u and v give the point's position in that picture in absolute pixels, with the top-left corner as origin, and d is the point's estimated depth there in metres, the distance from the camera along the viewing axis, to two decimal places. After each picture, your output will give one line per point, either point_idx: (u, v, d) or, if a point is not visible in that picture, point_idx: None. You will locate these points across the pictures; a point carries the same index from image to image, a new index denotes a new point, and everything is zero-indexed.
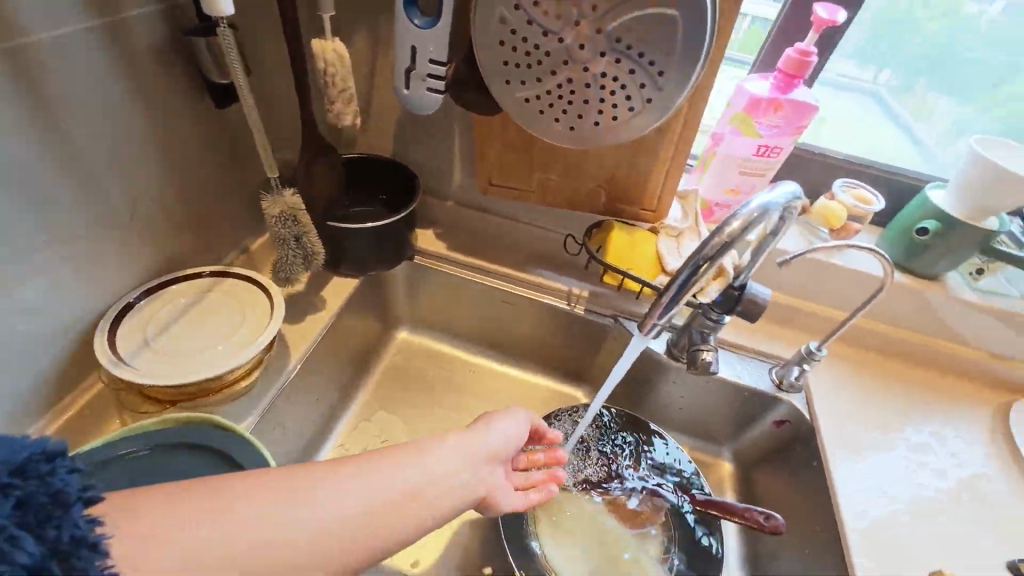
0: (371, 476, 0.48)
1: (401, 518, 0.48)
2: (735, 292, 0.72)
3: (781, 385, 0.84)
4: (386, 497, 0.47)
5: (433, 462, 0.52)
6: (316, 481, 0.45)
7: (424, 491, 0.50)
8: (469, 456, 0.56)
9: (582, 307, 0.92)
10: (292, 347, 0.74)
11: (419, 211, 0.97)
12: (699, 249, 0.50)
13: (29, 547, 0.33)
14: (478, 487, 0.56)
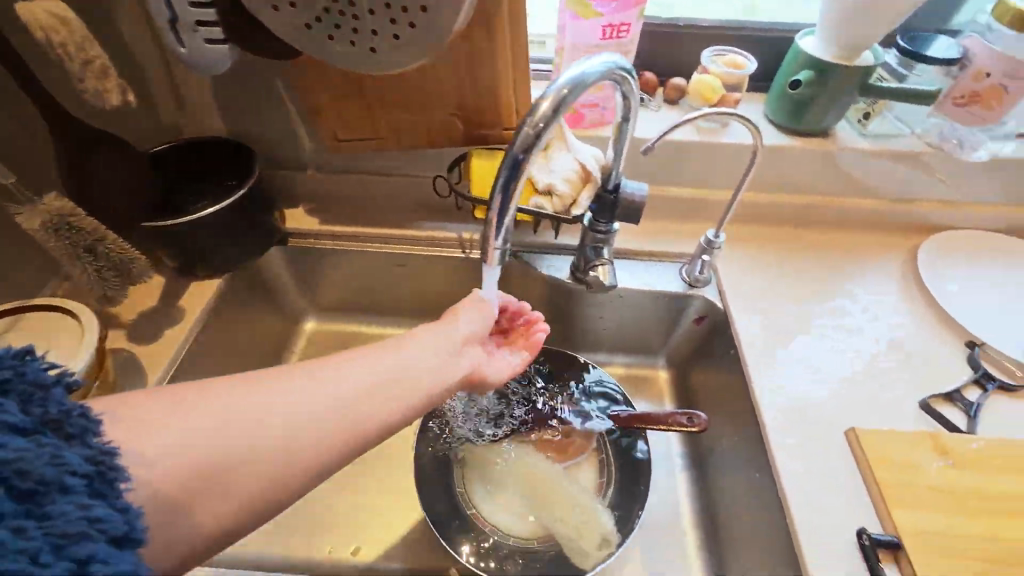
0: (333, 378, 0.47)
1: (372, 409, 0.48)
2: (610, 197, 0.65)
3: (692, 283, 0.81)
4: (356, 393, 0.48)
5: (404, 354, 0.52)
6: (281, 386, 0.46)
7: (393, 377, 0.50)
8: (443, 341, 0.55)
9: (478, 251, 0.86)
10: (148, 369, 0.66)
11: (279, 189, 0.87)
12: (511, 141, 0.42)
13: (19, 419, 0.35)
14: (460, 365, 0.56)
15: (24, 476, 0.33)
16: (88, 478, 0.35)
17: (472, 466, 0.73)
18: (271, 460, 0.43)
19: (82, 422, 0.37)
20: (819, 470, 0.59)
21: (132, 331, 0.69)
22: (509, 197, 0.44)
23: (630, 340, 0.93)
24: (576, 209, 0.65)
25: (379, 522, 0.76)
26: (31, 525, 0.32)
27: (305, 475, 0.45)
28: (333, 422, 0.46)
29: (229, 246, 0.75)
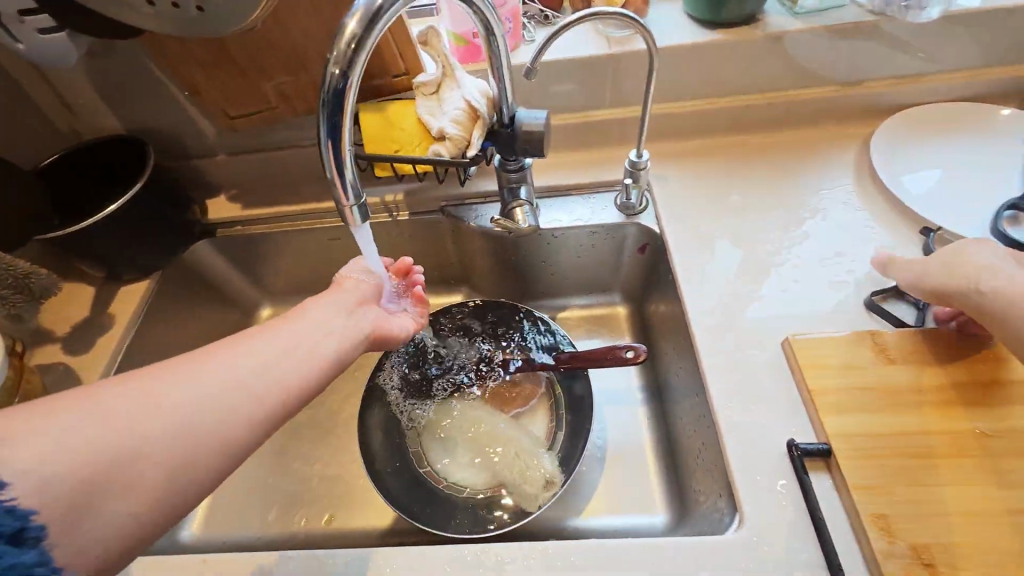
0: (187, 379, 0.40)
1: (278, 379, 0.43)
2: (508, 130, 0.60)
3: (627, 211, 0.76)
4: (255, 366, 0.43)
5: (302, 321, 0.48)
6: (170, 369, 0.40)
7: (270, 365, 0.43)
8: (339, 304, 0.52)
9: (405, 213, 0.83)
10: (85, 378, 0.68)
11: (195, 179, 0.84)
12: (322, 79, 0.39)
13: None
14: (363, 325, 0.53)
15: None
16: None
17: (420, 428, 0.73)
18: (180, 444, 0.38)
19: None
20: (752, 388, 0.56)
21: (67, 344, 0.70)
22: (338, 150, 0.41)
23: (580, 281, 0.89)
24: (470, 151, 0.62)
25: (347, 491, 0.78)
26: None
27: (220, 457, 0.39)
28: (237, 397, 0.41)
29: (144, 247, 0.74)
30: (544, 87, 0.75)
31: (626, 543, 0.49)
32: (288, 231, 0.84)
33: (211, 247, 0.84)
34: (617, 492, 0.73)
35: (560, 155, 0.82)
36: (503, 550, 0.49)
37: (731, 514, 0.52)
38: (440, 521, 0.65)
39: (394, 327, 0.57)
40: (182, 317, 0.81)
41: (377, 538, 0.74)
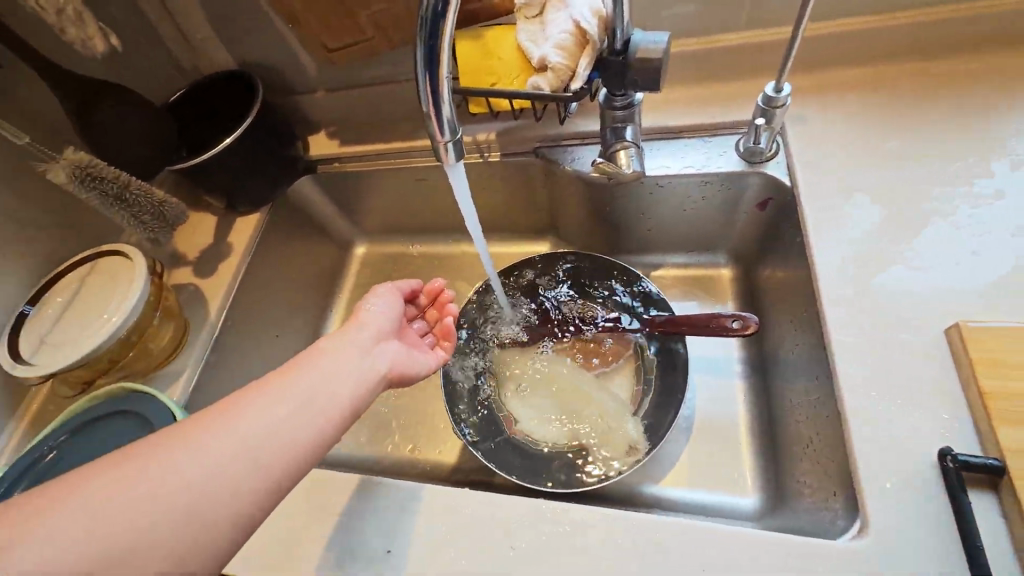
0: (201, 443, 0.38)
1: (287, 442, 0.41)
2: (619, 59, 0.52)
3: (750, 159, 0.65)
4: (264, 429, 0.41)
5: (314, 370, 0.46)
6: (179, 439, 0.38)
7: (290, 417, 0.42)
8: (351, 347, 0.51)
9: (497, 153, 0.79)
10: (210, 299, 0.75)
11: (299, 115, 0.86)
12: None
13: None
14: (378, 367, 0.51)
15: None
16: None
17: (500, 378, 0.71)
18: (189, 525, 0.36)
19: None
20: (896, 379, 0.46)
21: (196, 268, 0.78)
22: (437, 78, 0.37)
23: (681, 237, 0.80)
24: (573, 84, 0.53)
25: (430, 426, 0.81)
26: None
27: (232, 531, 0.37)
28: (245, 465, 0.39)
29: (255, 179, 0.79)
30: (663, 5, 0.64)
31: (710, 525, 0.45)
32: (383, 169, 0.84)
33: (312, 183, 0.88)
34: (705, 467, 0.68)
35: (672, 89, 0.71)
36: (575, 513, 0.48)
37: (848, 520, 0.45)
38: (518, 471, 0.63)
39: (412, 364, 0.55)
40: (289, 249, 0.86)
41: (457, 473, 0.78)
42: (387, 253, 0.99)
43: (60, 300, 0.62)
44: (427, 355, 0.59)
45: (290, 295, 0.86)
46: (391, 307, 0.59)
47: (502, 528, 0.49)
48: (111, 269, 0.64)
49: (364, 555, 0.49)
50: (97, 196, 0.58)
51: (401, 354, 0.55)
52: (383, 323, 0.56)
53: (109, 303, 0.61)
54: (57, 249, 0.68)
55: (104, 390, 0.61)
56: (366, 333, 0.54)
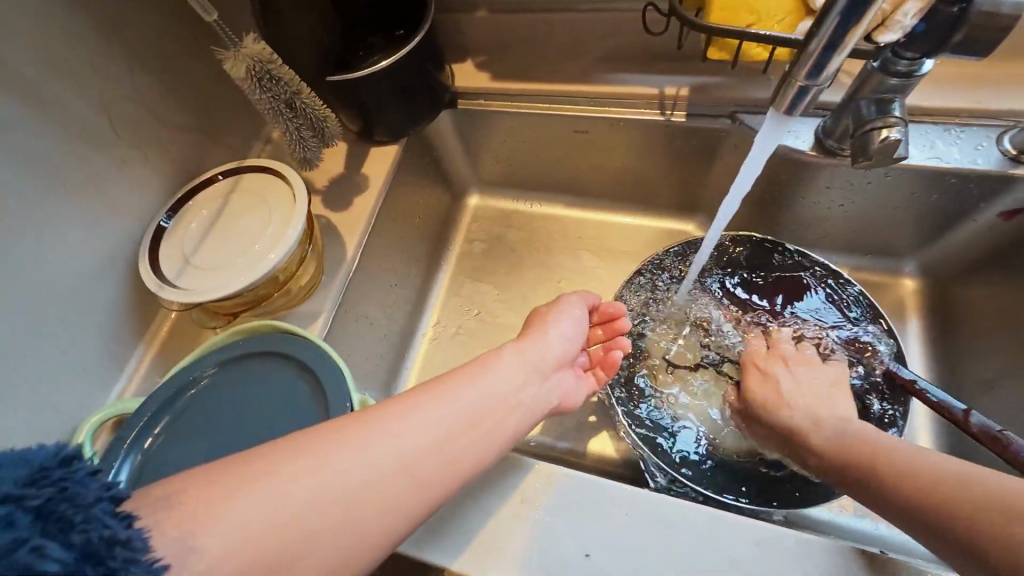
0: (390, 433, 0.35)
1: (470, 447, 0.38)
2: (952, 12, 0.41)
3: (1019, 158, 0.55)
4: (435, 435, 0.37)
5: (493, 381, 0.43)
6: (358, 423, 0.35)
7: (476, 423, 0.39)
8: (528, 365, 0.47)
9: (683, 112, 0.68)
10: (344, 235, 0.68)
11: (452, 38, 0.76)
12: None
13: (58, 560, 0.24)
14: (548, 399, 0.48)
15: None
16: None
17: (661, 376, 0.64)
18: (368, 517, 0.33)
19: (130, 548, 0.26)
20: None
21: (327, 197, 0.70)
22: (857, 18, 0.27)
23: (866, 235, 0.69)
24: (884, 36, 0.42)
25: None
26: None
27: (393, 539, 0.34)
28: (412, 472, 0.35)
29: (402, 107, 0.69)
30: None
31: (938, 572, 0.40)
32: (540, 114, 0.74)
33: (451, 120, 0.79)
34: None
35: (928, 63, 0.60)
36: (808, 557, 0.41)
37: None
38: (708, 484, 0.57)
39: (572, 397, 0.52)
40: (413, 189, 0.78)
41: (576, 458, 0.70)
42: (503, 208, 0.90)
43: (205, 215, 0.55)
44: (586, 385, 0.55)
45: (409, 240, 0.79)
46: (578, 326, 0.55)
47: (724, 553, 0.42)
48: (262, 189, 0.56)
49: (558, 561, 0.44)
50: (269, 100, 0.49)
51: (567, 380, 0.52)
52: (566, 344, 0.52)
53: (263, 229, 0.53)
54: (193, 156, 0.62)
55: (241, 326, 0.55)
56: (546, 351, 0.50)
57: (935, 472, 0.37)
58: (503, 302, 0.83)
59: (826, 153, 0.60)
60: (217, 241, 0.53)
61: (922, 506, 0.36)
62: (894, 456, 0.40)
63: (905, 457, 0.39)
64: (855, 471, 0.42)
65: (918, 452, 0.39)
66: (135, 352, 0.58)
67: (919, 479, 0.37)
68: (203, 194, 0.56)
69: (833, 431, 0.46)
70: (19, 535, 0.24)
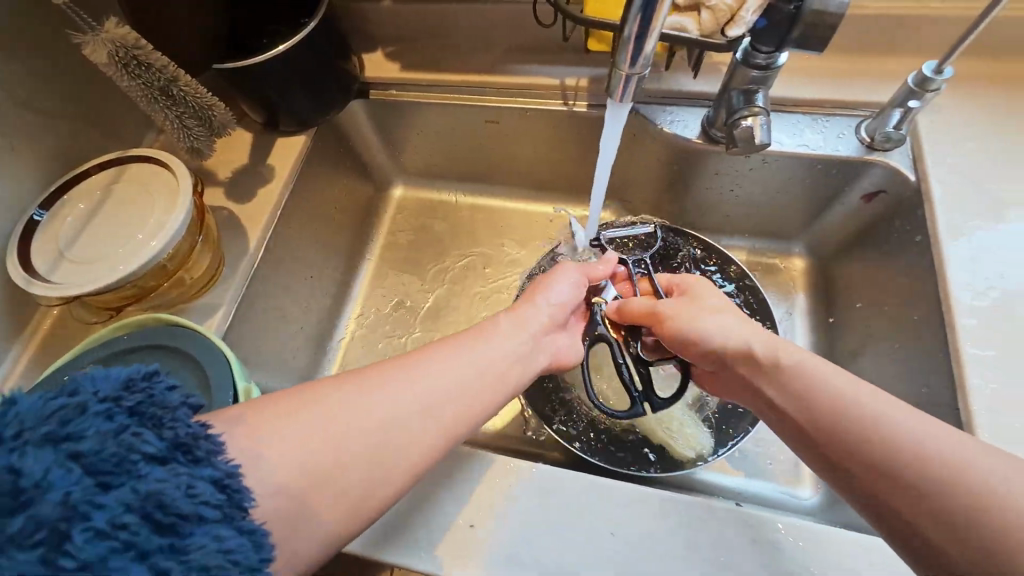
0: (389, 393, 0.38)
1: (464, 408, 0.41)
2: (790, 10, 0.45)
3: (872, 145, 0.60)
4: (431, 394, 0.40)
5: (490, 345, 0.45)
6: (368, 379, 0.39)
7: (475, 389, 0.42)
8: (522, 327, 0.49)
9: (584, 103, 0.71)
10: (248, 227, 0.66)
11: (358, 28, 0.76)
12: None
13: (154, 448, 0.29)
14: (542, 356, 0.49)
15: (165, 509, 0.27)
16: (222, 508, 0.29)
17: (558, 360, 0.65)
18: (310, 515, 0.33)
19: (211, 442, 0.31)
20: None
21: (230, 188, 0.69)
22: (652, 12, 0.30)
23: (757, 221, 0.74)
24: (732, 30, 0.49)
25: None
26: (173, 564, 0.27)
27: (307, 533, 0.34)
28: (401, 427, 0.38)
29: (304, 96, 0.68)
30: None
31: (798, 522, 0.44)
32: (448, 103, 0.75)
33: (362, 110, 0.78)
34: (776, 457, 0.64)
35: (796, 58, 0.65)
36: (672, 511, 0.45)
37: None
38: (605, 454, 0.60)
39: (567, 359, 0.53)
40: (325, 179, 0.77)
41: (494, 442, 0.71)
42: (427, 199, 0.91)
43: (82, 209, 0.53)
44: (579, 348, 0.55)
45: (324, 231, 0.78)
46: (574, 292, 0.55)
47: (598, 515, 0.45)
48: (147, 179, 0.54)
49: (447, 529, 0.46)
50: (139, 87, 0.48)
51: (559, 342, 0.53)
52: (561, 311, 0.53)
53: (146, 219, 0.52)
54: (74, 147, 0.60)
55: (132, 320, 0.53)
56: (543, 315, 0.51)
57: (935, 461, 0.33)
58: (425, 292, 0.83)
59: (709, 142, 0.64)
60: (97, 234, 0.51)
61: (905, 462, 0.33)
62: (871, 422, 0.36)
63: (890, 431, 0.35)
64: (825, 405, 0.38)
65: (903, 413, 0.36)
66: (13, 352, 0.55)
67: (908, 467, 0.33)
68: (82, 186, 0.54)
69: (786, 363, 0.41)
70: (121, 422, 0.29)
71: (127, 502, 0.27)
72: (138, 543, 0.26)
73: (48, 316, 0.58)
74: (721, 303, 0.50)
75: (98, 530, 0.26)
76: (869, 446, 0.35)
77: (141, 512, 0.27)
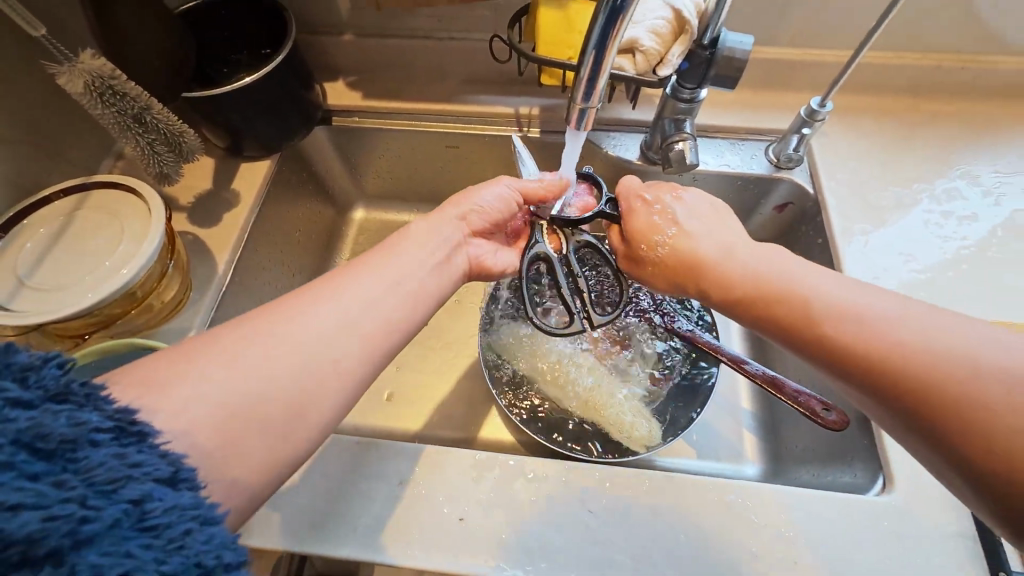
0: (341, 301, 0.42)
1: (404, 309, 0.45)
2: (705, 53, 0.55)
3: (779, 165, 0.71)
4: (376, 293, 0.44)
5: (407, 244, 0.49)
6: (322, 287, 0.43)
7: (406, 284, 0.46)
8: (431, 232, 0.52)
9: (536, 130, 0.78)
10: (216, 252, 0.67)
11: (319, 59, 0.80)
12: None
13: (19, 393, 0.28)
14: (457, 259, 0.54)
15: (43, 438, 0.27)
16: (115, 432, 0.30)
17: (519, 365, 0.71)
18: None
19: (88, 387, 0.30)
20: None
21: (194, 213, 0.69)
22: (603, 56, 0.37)
23: None
24: (663, 69, 0.57)
25: (434, 405, 0.75)
26: (72, 479, 0.27)
27: None
28: (348, 328, 0.41)
29: (267, 123, 0.70)
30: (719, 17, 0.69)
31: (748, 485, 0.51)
32: (409, 130, 0.80)
33: (325, 136, 0.81)
34: (722, 438, 0.72)
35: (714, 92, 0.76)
36: (641, 485, 0.50)
37: (869, 478, 0.54)
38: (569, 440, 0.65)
39: (487, 264, 0.58)
40: (290, 203, 0.79)
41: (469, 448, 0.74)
42: (388, 220, 0.94)
43: (43, 232, 0.52)
44: (505, 257, 0.61)
45: (290, 254, 0.78)
46: (504, 200, 0.59)
47: (576, 497, 0.50)
48: (111, 204, 0.54)
49: (437, 524, 0.49)
50: (113, 116, 0.49)
51: (481, 247, 0.58)
52: (483, 219, 0.58)
53: (114, 247, 0.51)
54: (29, 174, 0.59)
55: (103, 346, 0.52)
56: (457, 228, 0.55)
57: (839, 323, 0.39)
58: None
59: (648, 163, 0.73)
60: (50, 261, 0.50)
61: (814, 330, 0.40)
62: (885, 323, 0.37)
63: (901, 329, 0.37)
64: (756, 299, 0.45)
65: (828, 291, 0.41)
66: None
67: (844, 337, 0.38)
68: (45, 206, 0.53)
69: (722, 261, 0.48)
70: None
71: None
72: (20, 466, 0.26)
73: None
74: (689, 203, 0.53)
75: None
76: (848, 331, 0.38)
77: (16, 439, 0.26)
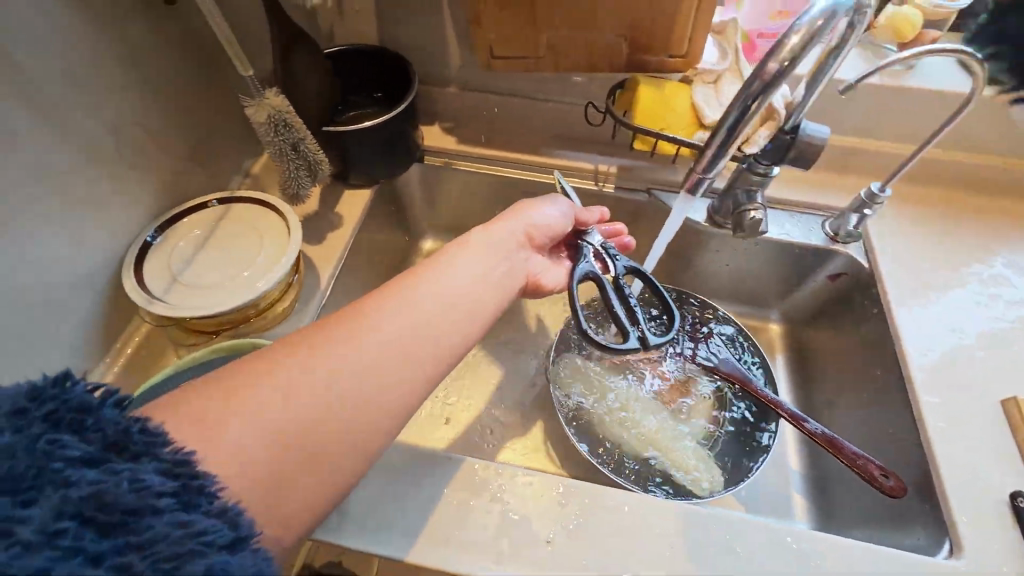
0: (436, 287, 0.49)
1: (483, 297, 0.52)
2: (787, 138, 0.62)
3: (836, 238, 0.78)
4: (463, 281, 0.51)
5: (474, 242, 0.55)
6: (414, 276, 0.50)
7: (484, 277, 0.53)
8: (487, 243, 0.56)
9: (612, 185, 0.85)
10: (319, 267, 0.73)
11: (423, 105, 0.89)
12: (746, 81, 0.47)
13: (82, 451, 0.31)
14: (512, 268, 0.58)
15: (106, 509, 0.30)
16: (176, 495, 0.32)
17: (584, 402, 0.74)
18: None
19: (145, 436, 0.33)
20: (967, 437, 0.60)
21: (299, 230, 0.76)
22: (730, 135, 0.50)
23: (744, 290, 0.89)
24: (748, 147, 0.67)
25: (493, 432, 0.78)
26: (135, 558, 0.29)
27: None
28: (444, 307, 0.48)
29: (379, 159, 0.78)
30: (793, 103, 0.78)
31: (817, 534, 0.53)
32: (494, 173, 0.88)
33: (417, 172, 0.89)
34: (773, 492, 0.74)
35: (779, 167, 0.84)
36: (716, 523, 0.53)
37: (934, 541, 0.56)
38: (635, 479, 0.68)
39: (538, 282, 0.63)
40: (378, 229, 0.85)
41: None
42: None
43: (196, 235, 0.59)
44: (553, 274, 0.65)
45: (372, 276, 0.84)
46: (563, 215, 0.65)
47: (654, 530, 0.52)
48: (252, 218, 0.60)
49: (521, 546, 0.51)
50: (278, 143, 0.57)
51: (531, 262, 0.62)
52: (536, 234, 0.62)
53: (254, 258, 0.57)
54: (175, 182, 0.66)
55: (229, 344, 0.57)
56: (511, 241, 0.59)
57: None
58: None
59: (715, 225, 0.80)
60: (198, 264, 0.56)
61: None
62: None
63: None
64: None
65: None
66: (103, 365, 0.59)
67: None
68: (194, 214, 0.60)
69: None
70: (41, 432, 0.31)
71: (56, 509, 0.29)
72: (84, 546, 0.28)
73: (137, 330, 0.62)
74: None
75: (29, 539, 0.28)
76: None
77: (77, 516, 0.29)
